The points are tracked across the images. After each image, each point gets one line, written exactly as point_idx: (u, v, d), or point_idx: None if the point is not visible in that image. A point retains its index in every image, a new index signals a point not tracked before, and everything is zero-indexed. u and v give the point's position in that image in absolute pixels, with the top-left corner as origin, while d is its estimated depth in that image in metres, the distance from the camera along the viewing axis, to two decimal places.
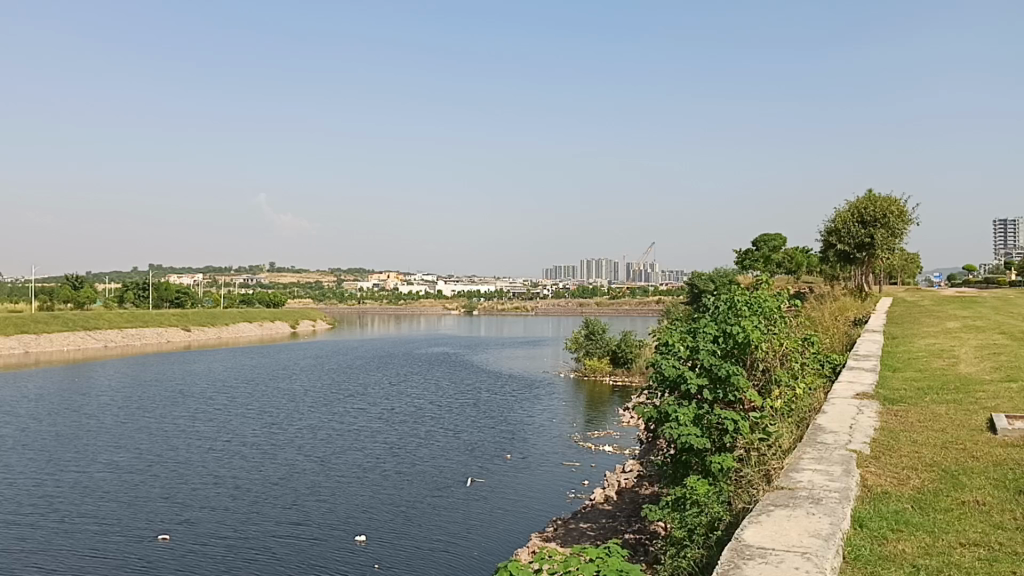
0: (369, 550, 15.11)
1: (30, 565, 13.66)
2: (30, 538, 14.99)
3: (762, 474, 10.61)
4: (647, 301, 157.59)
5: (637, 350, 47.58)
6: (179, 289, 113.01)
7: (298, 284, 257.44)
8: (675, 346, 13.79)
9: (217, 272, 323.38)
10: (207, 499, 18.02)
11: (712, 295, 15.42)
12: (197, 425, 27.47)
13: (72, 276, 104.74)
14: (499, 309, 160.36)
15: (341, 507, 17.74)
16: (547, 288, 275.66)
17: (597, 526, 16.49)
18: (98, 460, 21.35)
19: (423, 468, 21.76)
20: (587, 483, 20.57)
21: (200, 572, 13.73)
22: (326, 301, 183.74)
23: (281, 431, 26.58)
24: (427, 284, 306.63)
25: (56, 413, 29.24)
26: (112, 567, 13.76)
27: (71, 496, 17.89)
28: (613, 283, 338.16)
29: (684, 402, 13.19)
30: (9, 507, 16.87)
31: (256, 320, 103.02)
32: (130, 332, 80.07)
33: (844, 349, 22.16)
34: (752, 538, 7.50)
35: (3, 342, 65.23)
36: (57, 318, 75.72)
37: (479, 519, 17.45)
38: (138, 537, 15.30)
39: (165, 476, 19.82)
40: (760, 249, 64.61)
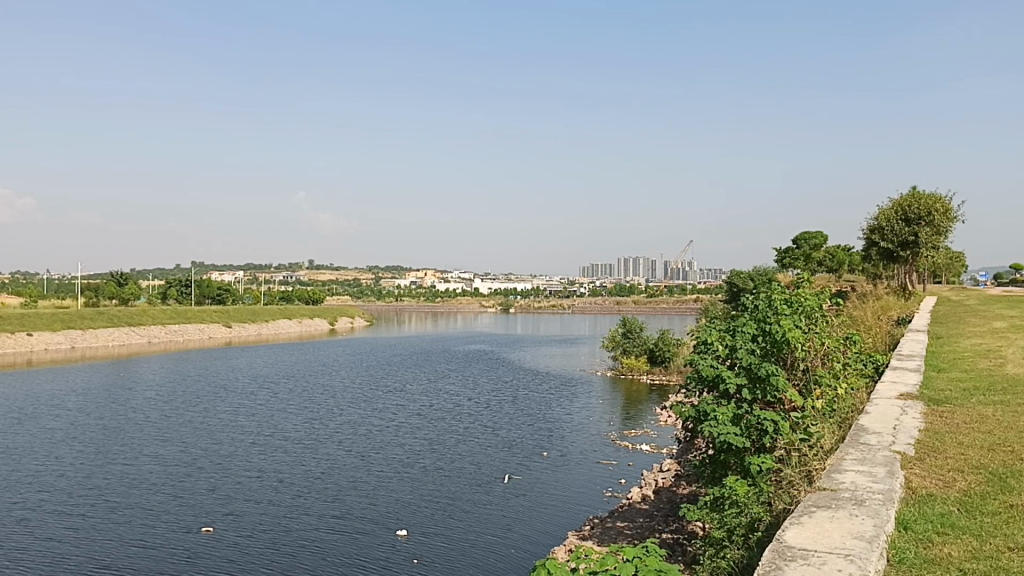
0: (410, 544, 15.23)
1: (81, 554, 14.00)
2: (82, 528, 15.35)
3: (804, 475, 10.50)
4: (685, 300, 156.37)
5: (674, 349, 47.27)
6: (219, 286, 114.67)
7: (336, 282, 259.82)
8: (713, 345, 13.69)
9: (257, 270, 327.54)
10: (251, 492, 18.30)
11: (751, 294, 15.28)
12: (240, 419, 27.88)
13: (116, 273, 106.85)
14: (535, 308, 160.31)
15: (381, 502, 17.90)
16: (583, 286, 274.81)
17: (634, 526, 16.41)
18: (145, 453, 21.79)
19: (462, 464, 21.85)
20: (624, 482, 20.49)
21: (246, 563, 13.96)
22: (363, 298, 185.14)
23: (322, 426, 26.86)
24: (464, 281, 307.65)
25: (103, 407, 29.87)
26: (161, 557, 14.03)
27: (120, 487, 18.30)
28: (650, 282, 336.05)
29: (723, 402, 13.11)
30: (60, 497, 17.28)
31: (296, 318, 104.14)
32: (173, 328, 81.41)
33: (887, 349, 21.82)
34: (794, 540, 7.43)
35: (50, 338, 66.76)
36: (103, 314, 77.34)
37: (519, 515, 17.46)
38: (186, 528, 15.61)
39: (210, 470, 20.16)
40: (801, 247, 63.77)
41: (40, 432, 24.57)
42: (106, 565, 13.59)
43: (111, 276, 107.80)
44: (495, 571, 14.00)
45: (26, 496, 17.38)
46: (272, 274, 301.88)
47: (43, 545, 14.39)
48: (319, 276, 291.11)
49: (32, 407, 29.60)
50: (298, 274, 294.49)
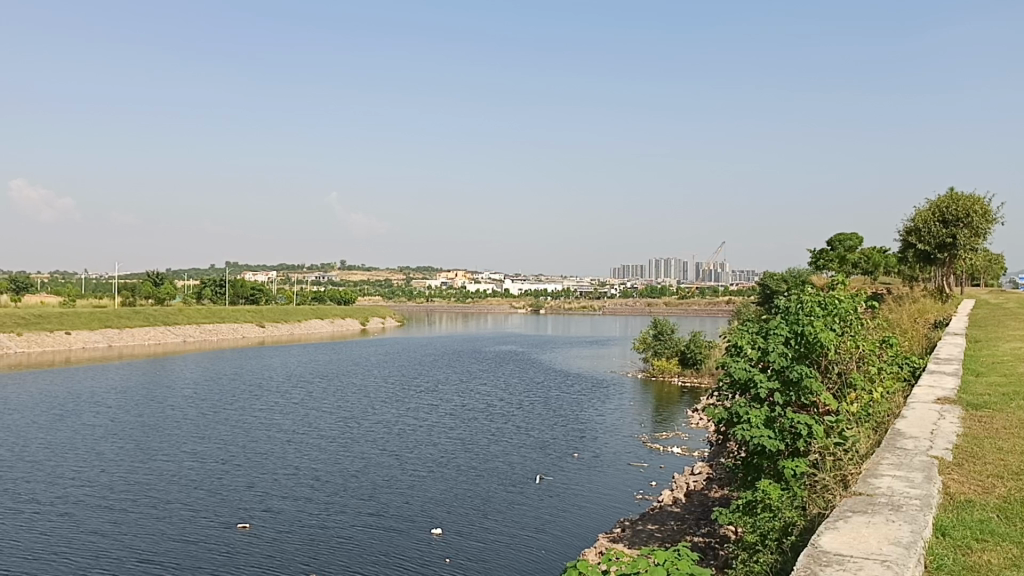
0: (445, 542, 15.33)
1: (125, 548, 14.27)
2: (125, 522, 15.65)
3: (839, 479, 10.41)
4: (718, 301, 155.26)
5: (707, 351, 46.95)
6: (253, 285, 116.20)
7: (368, 282, 261.84)
8: (745, 348, 13.63)
9: (290, 270, 330.77)
10: (288, 489, 18.54)
11: (785, 296, 15.18)
12: (276, 418, 28.20)
13: (153, 272, 108.66)
14: (565, 309, 160.25)
15: (416, 500, 18.02)
16: (614, 288, 273.94)
17: (664, 528, 16.34)
18: (183, 450, 22.12)
19: (495, 465, 21.92)
20: (656, 484, 20.39)
21: (285, 558, 14.15)
22: (394, 298, 186.23)
23: (356, 425, 27.07)
24: (494, 282, 308.22)
25: (142, 405, 30.36)
26: (202, 551, 14.28)
27: (161, 483, 18.64)
28: (681, 283, 334.23)
29: (756, 404, 13.04)
30: (103, 492, 17.62)
31: (328, 318, 104.98)
32: (207, 327, 82.50)
33: (924, 352, 21.51)
34: (830, 545, 7.39)
35: (88, 336, 67.99)
36: (139, 313, 78.62)
37: (552, 516, 17.47)
38: (227, 522, 15.86)
39: (247, 467, 20.46)
40: (836, 248, 63.02)
41: (82, 428, 25.06)
42: (148, 558, 13.85)
43: (148, 275, 109.66)
44: (526, 570, 14.01)
45: (69, 490, 17.74)
46: (305, 274, 305.02)
47: (87, 538, 14.71)
48: (351, 276, 293.37)
49: (74, 404, 30.16)
50: (330, 275, 297.18)
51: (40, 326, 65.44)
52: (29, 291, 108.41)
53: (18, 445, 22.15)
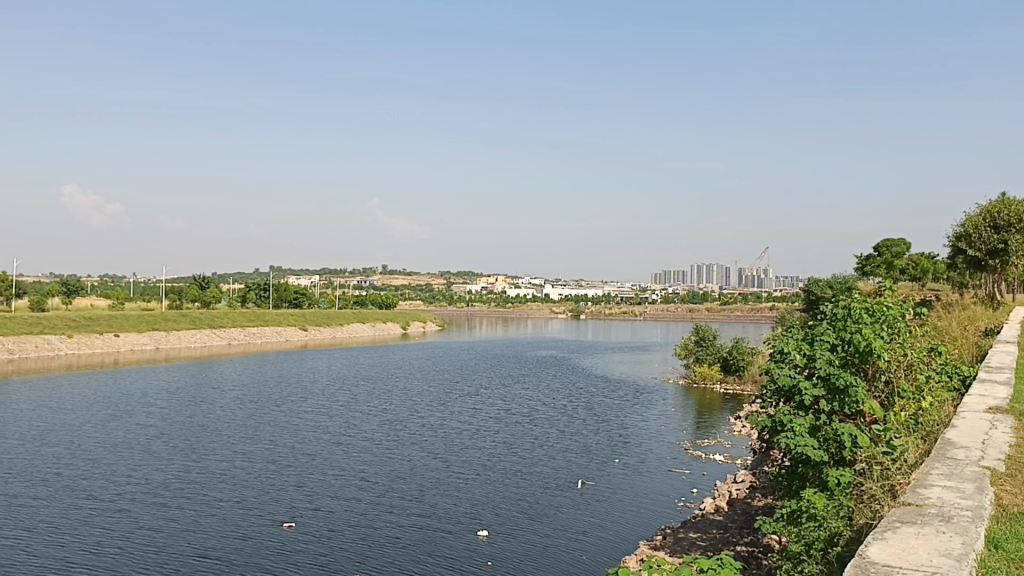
0: (492, 545, 15.42)
1: (181, 544, 14.61)
2: (180, 519, 16.05)
3: (886, 489, 10.30)
4: (760, 307, 153.90)
5: (750, 358, 46.47)
6: (297, 289, 117.95)
7: (409, 287, 263.74)
8: (790, 355, 13.53)
9: (332, 275, 334.97)
10: (337, 489, 18.83)
11: (831, 302, 14.99)
12: (323, 419, 28.62)
13: (199, 276, 110.63)
14: (606, 314, 159.92)
15: (463, 502, 18.17)
16: (654, 294, 272.74)
17: (706, 537, 16.21)
18: (234, 450, 22.58)
19: (539, 468, 22.01)
20: (698, 491, 20.20)
21: (337, 556, 14.36)
22: (435, 302, 187.58)
23: (402, 428, 27.34)
24: (532, 286, 308.75)
25: (193, 405, 31.02)
26: (257, 548, 14.59)
27: (215, 481, 19.05)
28: (722, 289, 331.65)
29: (800, 412, 12.93)
30: (158, 491, 18.05)
31: (370, 321, 106.16)
32: (251, 331, 83.75)
33: (974, 360, 21.09)
34: (877, 555, 7.34)
35: (137, 339, 69.61)
36: (186, 316, 80.30)
37: (597, 520, 17.50)
38: (280, 521, 16.18)
39: (296, 467, 20.81)
40: (883, 255, 61.99)
41: (136, 428, 25.68)
42: (204, 554, 14.17)
43: (194, 279, 111.80)
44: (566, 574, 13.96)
45: (127, 488, 18.22)
46: (347, 278, 308.01)
47: (145, 534, 15.12)
48: (393, 280, 295.50)
49: (128, 404, 30.93)
50: (372, 279, 299.79)
51: (90, 328, 67.00)
52: (80, 294, 111.24)
53: (76, 443, 22.80)
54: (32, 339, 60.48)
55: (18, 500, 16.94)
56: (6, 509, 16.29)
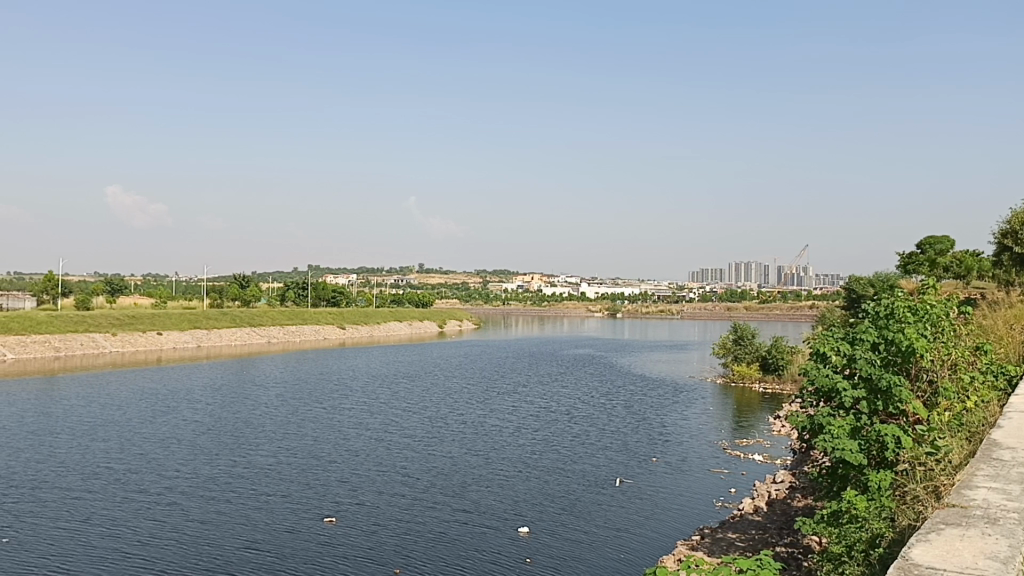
0: (534, 541, 15.50)
1: (231, 537, 14.95)
2: (230, 512, 16.41)
3: (930, 490, 10.23)
4: (800, 305, 152.07)
5: (789, 357, 46.01)
6: (335, 288, 119.16)
7: (446, 286, 265.59)
8: (829, 355, 13.47)
9: (369, 273, 337.89)
10: (380, 484, 19.10)
11: (872, 301, 14.86)
12: (364, 416, 28.95)
13: (240, 275, 112.38)
14: (643, 313, 159.24)
15: (504, 499, 18.28)
16: (691, 292, 271.08)
17: (746, 537, 16.12)
18: (279, 445, 22.99)
19: (578, 466, 22.08)
20: (735, 491, 20.03)
21: (382, 551, 14.56)
22: (471, 301, 188.39)
23: (442, 425, 27.60)
24: (567, 285, 308.45)
25: (236, 402, 31.62)
26: (303, 541, 14.87)
27: (263, 476, 19.44)
28: (759, 288, 328.70)
29: (840, 413, 12.86)
30: (207, 485, 18.46)
31: (407, 320, 106.97)
32: (290, 329, 84.87)
33: (1020, 360, 20.68)
34: (921, 557, 7.30)
35: (179, 337, 70.89)
36: (227, 315, 81.64)
37: (638, 518, 17.48)
38: (326, 515, 16.46)
39: (340, 463, 21.13)
40: (926, 252, 60.89)
41: (184, 423, 26.28)
42: (252, 546, 14.50)
43: (235, 278, 113.68)
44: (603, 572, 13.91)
45: (177, 482, 18.67)
46: (385, 276, 309.75)
47: (196, 526, 15.49)
48: (429, 279, 296.71)
49: (174, 400, 31.64)
50: (408, 279, 302.38)
51: (134, 327, 68.42)
52: (125, 293, 113.71)
53: (127, 438, 23.41)
54: (78, 337, 61.93)
55: (73, 493, 17.47)
56: (62, 501, 16.83)
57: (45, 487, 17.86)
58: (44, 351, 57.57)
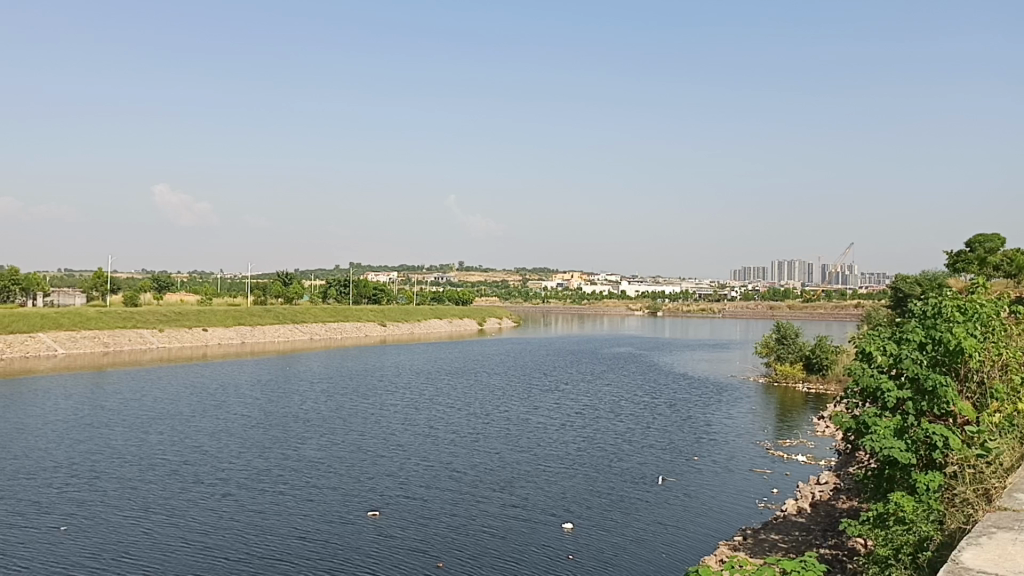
0: (579, 537, 15.60)
1: (283, 527, 15.30)
2: (283, 504, 16.78)
3: (980, 492, 10.14)
4: (845, 304, 149.85)
5: (833, 356, 45.40)
6: (376, 285, 120.10)
7: (486, 283, 266.00)
8: (875, 355, 13.35)
9: (409, 271, 340.01)
10: (427, 479, 19.35)
11: (920, 300, 14.65)
12: (410, 412, 29.28)
13: (282, 272, 114.05)
14: (683, 312, 157.81)
15: (549, 495, 18.39)
16: (732, 290, 268.64)
17: (789, 538, 15.97)
18: (328, 439, 23.41)
19: (622, 464, 22.09)
20: (778, 491, 19.81)
21: (430, 544, 14.74)
22: (510, 298, 188.79)
23: (487, 422, 27.80)
24: (607, 283, 307.06)
25: (283, 397, 32.14)
26: (352, 532, 15.16)
27: (313, 469, 19.80)
28: (802, 286, 324.15)
29: (887, 413, 12.75)
30: (259, 477, 18.88)
31: (447, 317, 107.55)
32: (332, 326, 85.91)
33: None
34: (972, 562, 7.25)
35: (223, 333, 72.01)
36: (270, 311, 82.84)
37: (683, 516, 17.45)
38: (374, 508, 16.75)
39: (388, 457, 21.45)
40: (975, 250, 59.69)
41: (234, 417, 26.84)
42: (303, 536, 14.85)
43: (277, 275, 115.27)
44: (644, 571, 13.85)
45: (230, 473, 19.11)
46: (426, 274, 311.23)
47: (250, 517, 15.86)
48: (469, 277, 297.34)
49: (223, 394, 32.32)
50: (448, 276, 303.65)
51: (180, 323, 69.83)
52: (171, 290, 116.02)
53: (181, 431, 24.02)
54: (126, 333, 63.38)
55: (132, 483, 18.00)
56: (121, 491, 17.36)
57: (104, 477, 18.40)
58: (94, 346, 59.01)
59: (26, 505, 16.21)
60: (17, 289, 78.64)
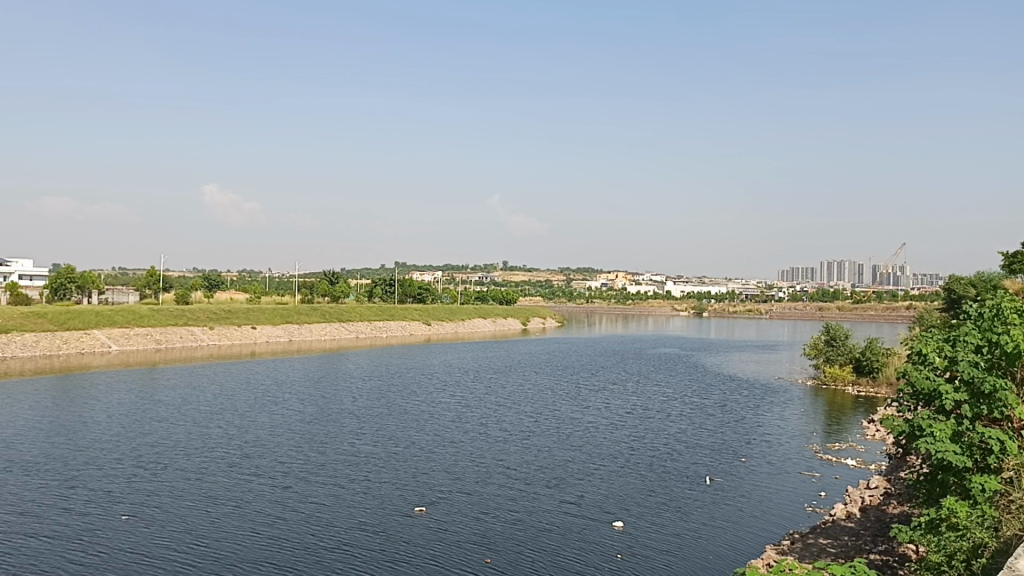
0: (629, 535, 15.74)
1: (343, 518, 15.72)
2: (341, 496, 17.22)
3: None
4: (897, 305, 146.78)
5: (884, 359, 44.71)
6: (421, 284, 120.94)
7: (530, 283, 265.85)
8: (931, 356, 13.24)
9: (454, 271, 341.37)
10: (479, 475, 19.64)
11: (977, 302, 14.50)
12: (461, 410, 29.60)
13: (329, 270, 115.53)
14: (730, 313, 155.52)
15: (599, 494, 18.53)
16: (780, 291, 265.12)
17: (838, 543, 15.85)
18: (382, 435, 23.79)
19: (671, 464, 22.10)
20: (826, 495, 19.60)
21: (485, 538, 15.03)
22: (555, 298, 188.69)
23: (537, 420, 27.98)
24: (651, 282, 304.80)
25: (334, 393, 32.77)
26: (406, 526, 15.47)
27: (369, 464, 20.19)
28: (852, 287, 318.48)
29: (941, 417, 12.65)
30: (319, 470, 19.37)
31: (491, 317, 108.01)
32: (377, 325, 86.93)
33: None
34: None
35: (271, 331, 73.26)
36: (317, 310, 84.13)
37: (733, 518, 17.39)
38: (428, 502, 17.07)
39: (441, 453, 21.78)
40: None
41: (289, 412, 27.51)
42: (361, 527, 15.26)
43: (324, 274, 116.87)
44: (690, 571, 13.89)
45: (291, 466, 19.64)
46: (471, 274, 312.24)
47: (310, 508, 16.32)
48: (513, 277, 297.41)
49: (277, 390, 33.13)
50: (492, 275, 304.57)
51: (229, 321, 71.37)
52: (222, 287, 118.28)
53: (240, 425, 24.72)
54: (177, 330, 65.01)
55: (196, 474, 18.63)
56: (188, 482, 18.00)
57: (171, 469, 19.06)
58: (146, 343, 60.52)
59: (98, 494, 16.92)
60: (73, 287, 81.10)
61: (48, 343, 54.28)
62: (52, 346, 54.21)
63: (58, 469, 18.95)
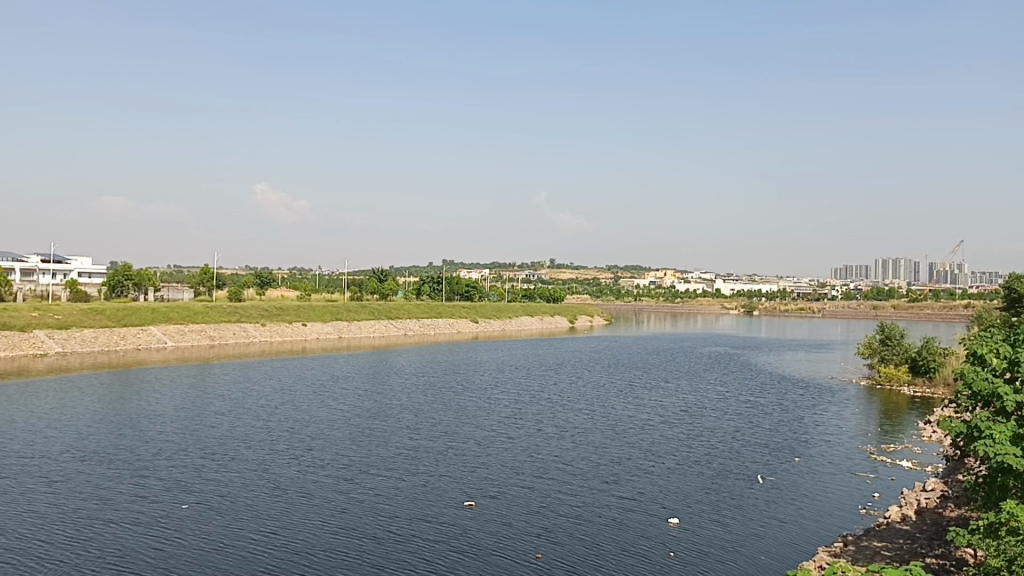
0: (683, 532, 15.83)
1: (401, 511, 16.12)
2: (400, 489, 17.66)
3: None
4: (954, 305, 143.20)
5: (941, 359, 43.82)
6: (468, 282, 121.61)
7: (577, 281, 265.34)
8: (989, 358, 13.14)
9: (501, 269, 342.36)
10: (533, 470, 19.87)
11: None
12: (515, 406, 29.91)
13: (378, 268, 116.99)
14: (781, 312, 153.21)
15: (653, 491, 18.62)
16: (830, 290, 261.08)
17: (892, 546, 15.77)
18: (439, 430, 24.18)
19: (724, 462, 22.07)
20: (879, 496, 19.43)
21: (542, 533, 15.23)
22: (602, 296, 188.21)
23: (590, 417, 28.15)
24: (699, 279, 301.84)
25: (387, 389, 33.28)
26: (464, 518, 15.83)
27: (427, 458, 20.59)
28: (905, 285, 311.60)
29: (1000, 418, 12.56)
30: (379, 464, 19.82)
31: (538, 314, 108.28)
32: (425, 323, 87.85)
33: None
34: None
35: (321, 327, 74.50)
36: (366, 307, 85.36)
37: (787, 517, 17.37)
38: (485, 496, 17.39)
39: (496, 449, 22.07)
40: None
41: (346, 406, 28.09)
42: (422, 519, 15.68)
43: (372, 273, 118.33)
44: (740, 567, 14.02)
45: (352, 460, 20.11)
46: (518, 272, 312.79)
47: (370, 500, 16.78)
48: (560, 275, 297.79)
49: (332, 385, 33.78)
50: (538, 272, 304.80)
51: (280, 318, 72.86)
52: (274, 285, 120.63)
53: (299, 418, 25.36)
54: (230, 327, 66.59)
55: (262, 465, 19.26)
56: (254, 472, 18.61)
57: (236, 460, 19.69)
58: (201, 339, 62.12)
59: (170, 483, 17.63)
60: (129, 285, 83.38)
61: (107, 339, 56.01)
62: (111, 342, 55.98)
63: (130, 459, 19.75)
